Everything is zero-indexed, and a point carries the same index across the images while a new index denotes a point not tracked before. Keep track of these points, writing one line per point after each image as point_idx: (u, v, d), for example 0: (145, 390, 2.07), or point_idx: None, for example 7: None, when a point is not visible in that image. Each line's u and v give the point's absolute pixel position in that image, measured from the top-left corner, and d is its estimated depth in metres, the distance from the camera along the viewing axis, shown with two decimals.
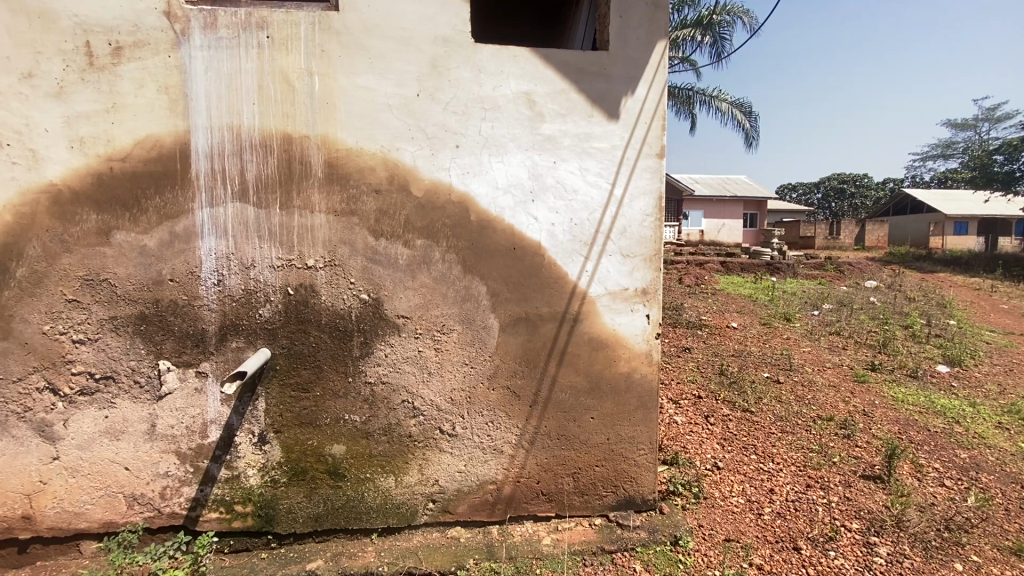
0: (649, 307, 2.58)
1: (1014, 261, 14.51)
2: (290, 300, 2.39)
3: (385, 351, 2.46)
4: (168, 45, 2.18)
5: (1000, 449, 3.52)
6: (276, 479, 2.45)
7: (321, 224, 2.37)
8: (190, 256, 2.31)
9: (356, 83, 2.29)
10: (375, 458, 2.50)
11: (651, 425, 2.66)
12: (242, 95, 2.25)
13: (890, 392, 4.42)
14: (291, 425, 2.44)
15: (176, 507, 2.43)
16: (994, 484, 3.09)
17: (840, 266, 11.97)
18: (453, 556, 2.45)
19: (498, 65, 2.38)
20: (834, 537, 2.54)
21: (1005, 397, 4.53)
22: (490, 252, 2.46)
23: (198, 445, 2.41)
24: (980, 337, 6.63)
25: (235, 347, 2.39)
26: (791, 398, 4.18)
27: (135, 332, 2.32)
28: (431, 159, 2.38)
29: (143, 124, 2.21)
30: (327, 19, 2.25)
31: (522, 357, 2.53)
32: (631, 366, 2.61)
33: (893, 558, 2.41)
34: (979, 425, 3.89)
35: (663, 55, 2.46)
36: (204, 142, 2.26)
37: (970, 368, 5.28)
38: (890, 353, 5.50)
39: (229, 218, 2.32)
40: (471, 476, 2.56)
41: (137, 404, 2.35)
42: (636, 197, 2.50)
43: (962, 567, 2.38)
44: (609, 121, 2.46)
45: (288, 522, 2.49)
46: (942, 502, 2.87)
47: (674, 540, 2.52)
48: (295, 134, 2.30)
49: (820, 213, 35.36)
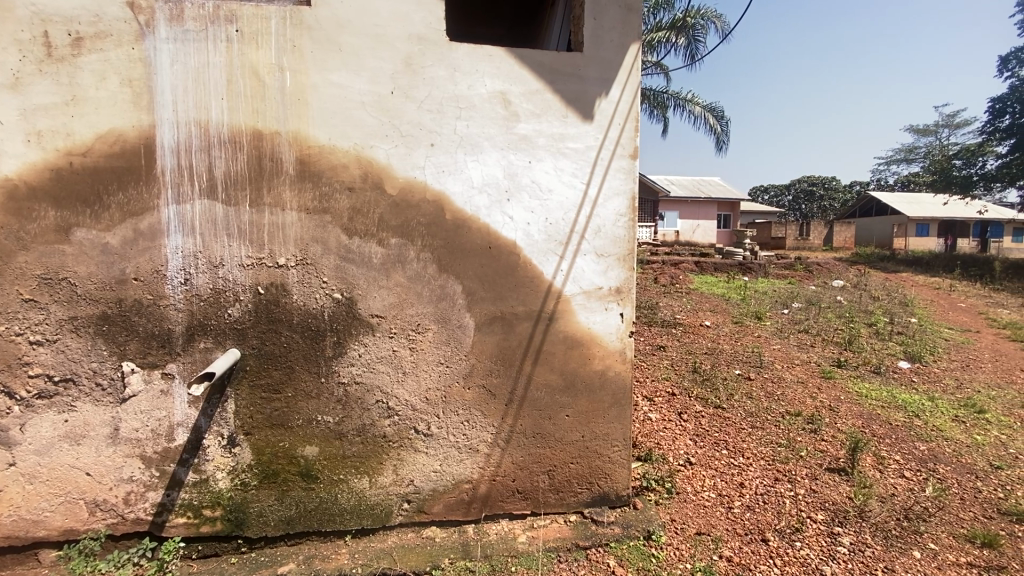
0: (622, 306, 2.62)
1: (972, 261, 15.13)
2: (260, 300, 2.34)
3: (358, 350, 2.43)
4: (131, 37, 2.13)
5: (957, 442, 3.68)
6: (246, 481, 2.40)
7: (293, 222, 2.33)
8: (154, 255, 2.25)
9: (328, 80, 2.26)
10: (348, 459, 2.47)
11: (625, 422, 2.71)
12: (209, 90, 2.20)
13: (854, 388, 4.58)
14: (261, 427, 2.39)
15: (141, 513, 2.36)
16: (950, 475, 3.23)
17: (810, 266, 12.26)
18: (428, 556, 2.44)
19: (472, 64, 2.38)
20: (800, 529, 2.61)
21: (961, 391, 4.74)
22: (466, 251, 2.46)
23: (165, 448, 2.34)
24: (939, 334, 6.88)
25: (203, 347, 2.33)
26: (761, 395, 4.28)
27: (97, 333, 2.25)
28: (405, 157, 2.36)
29: (104, 118, 2.14)
30: (299, 14, 2.22)
31: (498, 356, 2.53)
32: (605, 365, 2.64)
33: (855, 547, 2.49)
34: (937, 418, 4.06)
35: (636, 57, 2.50)
36: (170, 137, 2.20)
37: (930, 363, 5.50)
38: (855, 350, 5.67)
39: (197, 216, 2.26)
40: (446, 475, 2.56)
41: (99, 407, 2.28)
42: (610, 197, 2.54)
43: (920, 554, 2.48)
44: (584, 121, 2.49)
45: (258, 526, 2.43)
46: (902, 492, 2.98)
47: (647, 535, 2.57)
48: (265, 130, 2.25)
49: (792, 215, 36.26)
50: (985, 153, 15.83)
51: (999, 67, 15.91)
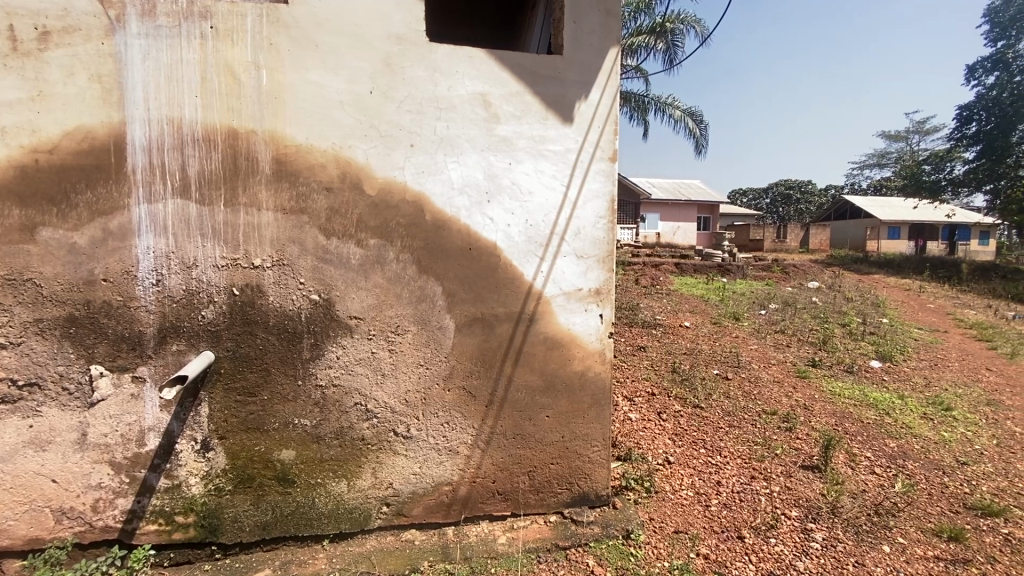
0: (602, 307, 2.65)
1: (941, 263, 15.61)
2: (235, 301, 2.30)
3: (336, 352, 2.41)
4: (101, 32, 2.07)
5: (925, 439, 3.80)
6: (221, 487, 2.36)
7: (269, 222, 2.29)
8: (125, 255, 2.19)
9: (306, 79, 2.23)
10: (326, 462, 2.44)
11: (604, 422, 2.73)
12: (182, 87, 2.16)
13: (828, 386, 4.69)
14: (236, 431, 2.35)
15: (110, 521, 2.30)
16: (919, 471, 3.33)
17: (786, 267, 12.51)
18: (408, 559, 2.42)
19: (453, 64, 2.37)
20: (775, 525, 2.66)
21: (929, 389, 4.90)
22: (446, 252, 2.45)
23: (135, 454, 2.28)
24: (909, 334, 7.07)
25: (176, 350, 2.28)
26: (738, 394, 4.35)
27: (63, 335, 2.18)
28: (385, 157, 2.35)
29: (71, 114, 2.08)
30: (276, 12, 2.19)
31: (478, 358, 2.53)
32: (585, 365, 2.66)
33: (827, 542, 2.56)
34: (907, 416, 4.18)
35: (615, 61, 2.53)
36: (142, 135, 2.15)
37: (901, 362, 5.66)
38: (830, 350, 5.81)
39: (169, 216, 2.21)
40: (426, 478, 2.54)
41: (65, 412, 2.21)
42: (590, 199, 2.56)
43: (890, 548, 2.55)
44: (564, 124, 2.50)
45: (233, 532, 2.39)
46: (873, 488, 3.07)
47: (626, 534, 2.59)
48: (240, 128, 2.22)
49: (770, 217, 36.98)
50: (953, 159, 16.37)
51: (966, 76, 16.45)
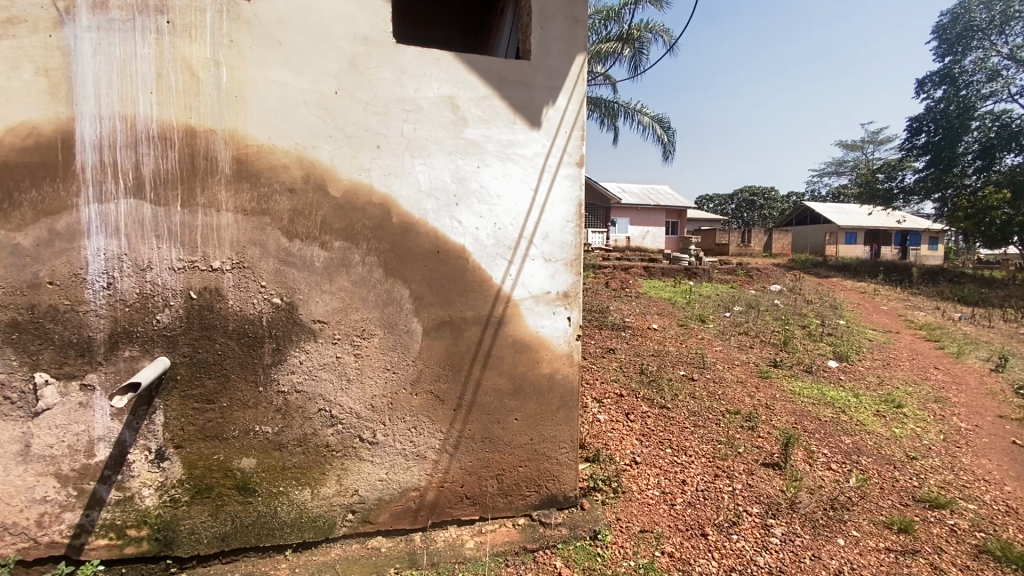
0: (570, 310, 2.67)
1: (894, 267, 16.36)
2: (192, 305, 2.23)
3: (299, 357, 2.35)
4: (48, 24, 1.98)
5: (878, 435, 3.97)
6: (177, 498, 2.27)
7: (228, 223, 2.23)
8: (73, 257, 2.09)
9: (269, 78, 2.18)
10: (289, 470, 2.38)
11: (572, 424, 2.75)
12: (137, 83, 2.08)
13: (788, 386, 4.86)
14: (193, 440, 2.27)
15: (55, 536, 2.18)
16: (872, 466, 3.48)
17: (750, 271, 12.89)
18: (373, 567, 2.38)
19: (420, 67, 2.37)
20: (737, 522, 2.73)
21: (881, 388, 5.12)
22: (413, 255, 2.44)
23: (83, 465, 2.18)
24: (863, 335, 7.40)
25: (129, 356, 2.19)
26: (703, 394, 4.46)
27: (5, 342, 2.07)
28: (351, 159, 2.32)
29: (15, 109, 1.98)
30: (237, 9, 2.14)
31: (446, 362, 2.51)
32: (553, 368, 2.68)
33: (786, 537, 2.64)
34: (861, 413, 4.36)
35: (582, 68, 2.57)
36: (92, 131, 2.06)
37: (856, 362, 5.91)
38: (790, 351, 6.01)
39: (122, 216, 2.13)
40: (392, 484, 2.51)
41: (7, 423, 2.10)
42: (558, 203, 2.58)
43: (844, 541, 2.65)
44: (532, 128, 2.52)
45: (190, 544, 2.30)
46: (829, 484, 3.19)
47: (593, 535, 2.62)
48: (198, 127, 2.15)
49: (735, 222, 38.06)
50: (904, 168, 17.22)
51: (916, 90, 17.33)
